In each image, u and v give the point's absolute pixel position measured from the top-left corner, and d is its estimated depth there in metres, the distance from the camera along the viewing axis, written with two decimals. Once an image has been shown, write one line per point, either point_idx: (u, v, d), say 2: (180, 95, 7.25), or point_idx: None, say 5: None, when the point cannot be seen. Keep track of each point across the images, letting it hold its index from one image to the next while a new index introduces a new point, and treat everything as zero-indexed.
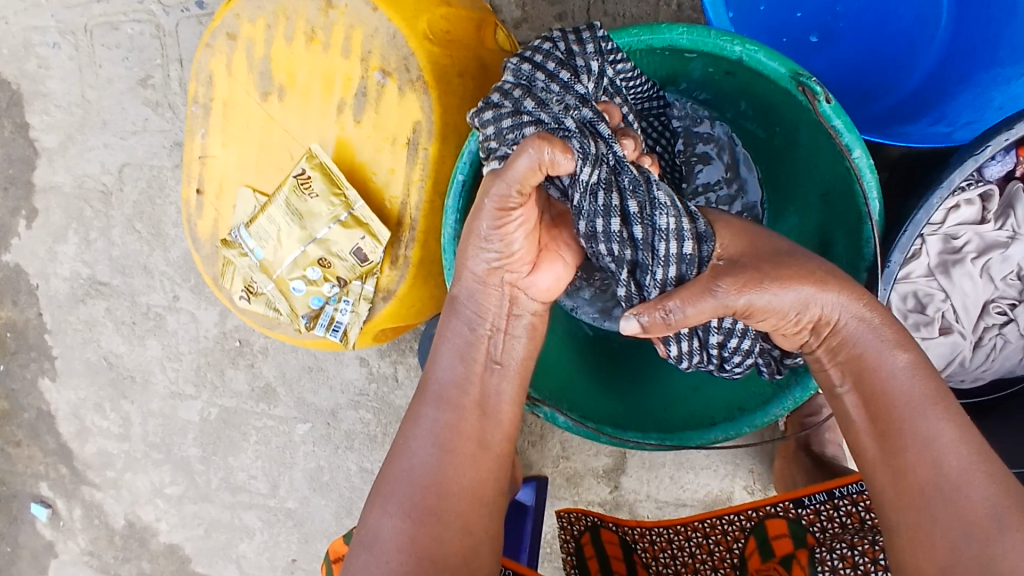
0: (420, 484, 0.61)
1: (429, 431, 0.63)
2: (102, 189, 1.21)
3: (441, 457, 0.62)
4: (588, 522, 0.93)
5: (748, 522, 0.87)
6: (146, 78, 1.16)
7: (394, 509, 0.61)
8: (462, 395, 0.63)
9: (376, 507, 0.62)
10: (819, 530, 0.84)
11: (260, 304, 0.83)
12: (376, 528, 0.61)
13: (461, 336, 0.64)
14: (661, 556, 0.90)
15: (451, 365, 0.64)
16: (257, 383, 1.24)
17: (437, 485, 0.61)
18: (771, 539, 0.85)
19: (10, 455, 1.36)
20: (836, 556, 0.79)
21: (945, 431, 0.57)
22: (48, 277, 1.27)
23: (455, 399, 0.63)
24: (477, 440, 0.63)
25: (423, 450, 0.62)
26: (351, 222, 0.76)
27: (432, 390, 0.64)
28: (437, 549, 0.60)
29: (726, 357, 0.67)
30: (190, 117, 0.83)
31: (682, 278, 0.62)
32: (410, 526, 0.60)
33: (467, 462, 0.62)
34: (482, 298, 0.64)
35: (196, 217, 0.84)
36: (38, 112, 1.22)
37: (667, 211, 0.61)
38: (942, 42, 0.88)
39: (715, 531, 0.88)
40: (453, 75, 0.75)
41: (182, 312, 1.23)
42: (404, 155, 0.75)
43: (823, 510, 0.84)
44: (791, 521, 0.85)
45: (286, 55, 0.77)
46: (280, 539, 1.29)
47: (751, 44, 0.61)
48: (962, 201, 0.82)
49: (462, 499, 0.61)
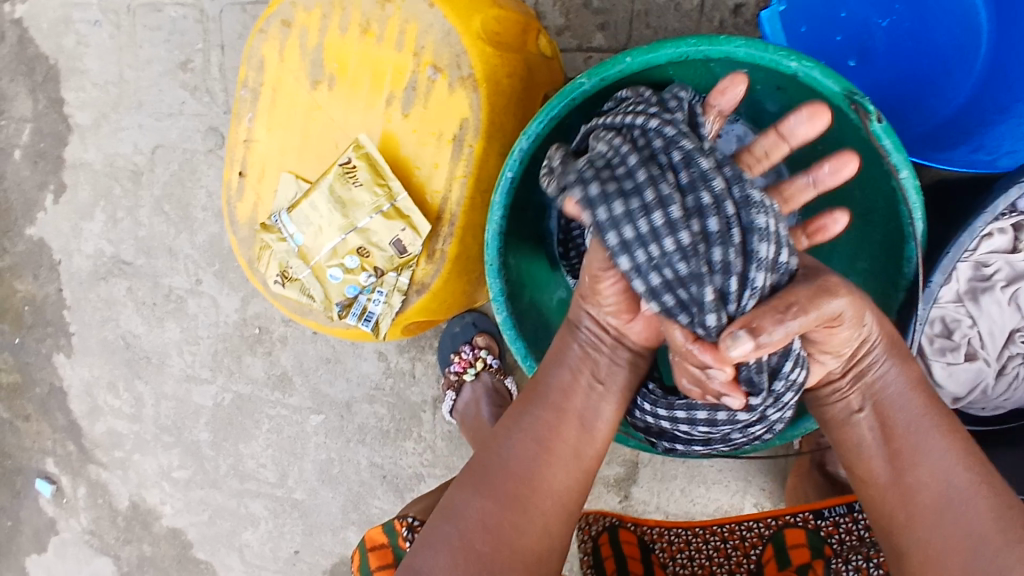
0: (514, 472, 0.62)
1: (529, 427, 0.64)
2: (132, 169, 1.22)
3: (538, 454, 0.63)
4: (607, 523, 0.92)
5: (766, 529, 0.88)
6: (186, 62, 1.17)
7: (482, 493, 0.62)
8: (566, 400, 0.66)
9: (461, 488, 0.63)
10: (836, 543, 0.84)
11: (293, 289, 0.83)
12: (462, 506, 0.62)
13: (573, 350, 0.67)
14: (678, 557, 0.89)
15: (559, 373, 0.67)
16: (273, 371, 1.24)
17: (530, 479, 0.62)
18: (789, 548, 0.86)
19: (19, 429, 1.35)
20: (852, 566, 0.80)
21: (950, 450, 0.59)
22: (71, 253, 1.27)
23: (561, 407, 0.65)
24: (573, 450, 0.65)
25: (520, 442, 0.64)
26: (393, 213, 0.76)
27: (540, 394, 0.66)
28: (519, 542, 0.60)
29: (777, 395, 0.60)
30: (237, 100, 0.83)
31: (778, 287, 0.55)
32: (499, 510, 0.61)
33: (562, 465, 0.64)
34: (593, 328, 0.67)
35: (236, 199, 0.85)
36: (74, 89, 1.22)
37: (763, 210, 0.55)
38: (979, 72, 0.90)
39: (732, 536, 0.89)
40: (502, 75, 0.76)
41: (203, 296, 1.24)
42: (448, 151, 0.76)
43: (841, 523, 0.85)
44: (808, 532, 0.86)
45: (339, 45, 0.78)
46: (284, 529, 1.29)
47: (807, 60, 0.62)
48: (995, 229, 0.83)
49: (548, 499, 0.63)
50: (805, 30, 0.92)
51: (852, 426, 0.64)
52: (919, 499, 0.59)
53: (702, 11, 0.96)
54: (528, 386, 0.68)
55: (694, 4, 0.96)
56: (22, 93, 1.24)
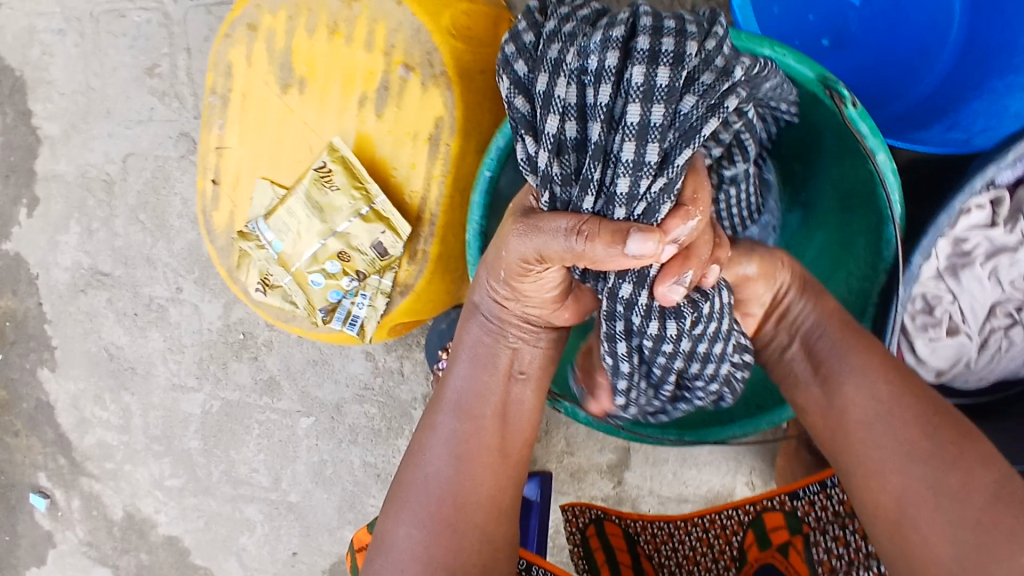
0: (439, 491, 0.62)
1: (444, 441, 0.63)
2: (105, 178, 1.20)
3: (460, 466, 0.62)
4: (592, 515, 0.92)
5: (746, 516, 0.85)
6: (153, 67, 1.14)
7: (410, 518, 0.62)
8: (483, 405, 0.64)
9: (393, 516, 0.63)
10: (813, 520, 0.80)
11: (276, 297, 0.83)
12: (395, 541, 0.62)
13: (476, 340, 0.65)
14: (662, 549, 0.89)
15: (465, 375, 0.65)
16: (260, 375, 1.23)
17: (453, 496, 0.62)
18: (769, 531, 0.83)
19: (7, 446, 1.34)
20: (830, 537, 0.78)
21: (869, 360, 0.60)
22: (49, 267, 1.25)
23: (474, 407, 0.64)
24: (496, 449, 0.64)
25: (441, 454, 0.63)
26: (372, 216, 0.76)
27: (448, 400, 0.65)
28: (455, 558, 0.60)
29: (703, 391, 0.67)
30: (206, 107, 0.82)
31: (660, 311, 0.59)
32: (428, 538, 0.61)
33: (486, 469, 0.63)
34: (483, 349, 0.64)
35: (211, 208, 0.84)
36: (42, 100, 1.20)
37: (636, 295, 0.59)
38: (953, 49, 0.89)
39: (714, 526, 0.87)
40: (475, 71, 0.75)
41: (185, 304, 1.22)
42: (424, 151, 0.75)
43: (817, 501, 0.80)
44: (787, 514, 0.83)
45: (308, 47, 0.77)
46: (281, 531, 1.29)
47: (780, 47, 0.61)
48: (973, 206, 0.82)
49: (478, 508, 0.62)
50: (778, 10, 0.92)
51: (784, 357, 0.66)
52: (848, 431, 0.59)
53: None
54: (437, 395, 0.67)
55: None
56: None
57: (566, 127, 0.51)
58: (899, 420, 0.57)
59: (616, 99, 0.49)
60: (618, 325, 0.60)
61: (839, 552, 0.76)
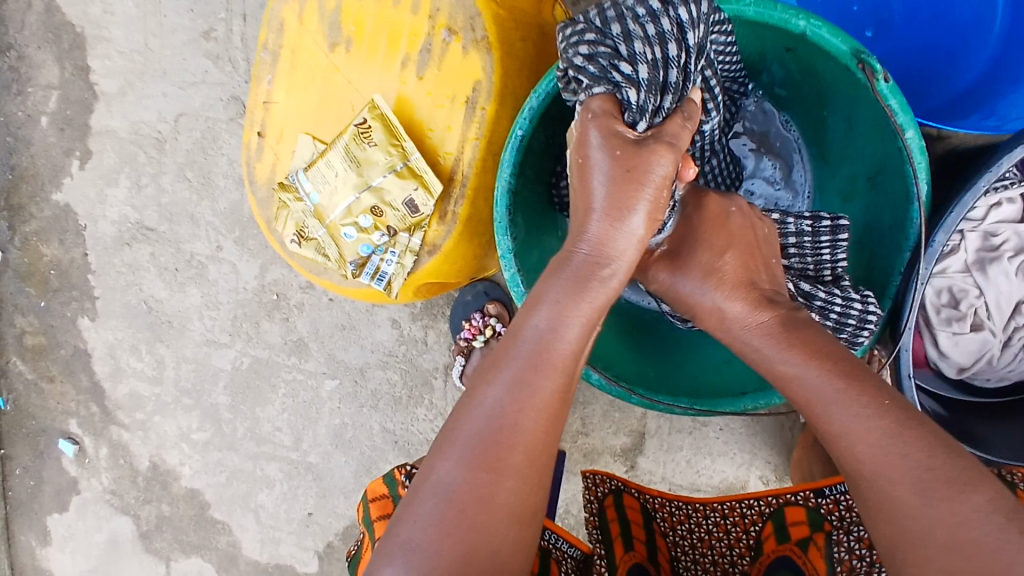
0: (499, 433, 0.52)
1: (514, 379, 0.53)
2: (156, 136, 1.25)
3: (529, 411, 0.53)
4: (612, 485, 0.90)
5: (766, 507, 0.85)
6: (209, 31, 1.19)
7: (463, 457, 0.52)
8: (561, 351, 0.55)
9: (439, 449, 0.54)
10: (836, 518, 0.79)
11: (310, 248, 0.86)
12: (439, 475, 0.53)
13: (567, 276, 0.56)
14: (678, 528, 0.89)
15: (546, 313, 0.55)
16: (290, 337, 1.27)
17: (511, 442, 0.52)
18: (788, 524, 0.82)
19: (43, 390, 1.40)
20: (853, 537, 0.76)
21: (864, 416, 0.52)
22: (97, 219, 1.31)
23: (555, 354, 0.54)
24: (566, 399, 0.55)
25: (509, 394, 0.53)
26: (406, 173, 0.78)
27: (528, 337, 0.54)
28: (513, 507, 0.53)
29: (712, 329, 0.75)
30: (257, 62, 0.85)
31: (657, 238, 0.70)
32: (474, 483, 0.52)
33: (549, 419, 0.54)
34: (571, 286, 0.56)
35: (255, 160, 0.88)
36: (101, 58, 1.25)
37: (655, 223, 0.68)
38: (996, 44, 0.88)
39: (732, 513, 0.86)
40: (516, 38, 0.77)
41: (223, 262, 1.27)
42: (461, 113, 0.78)
43: (842, 499, 0.79)
44: (809, 509, 0.81)
45: (357, 7, 0.80)
46: (299, 491, 1.32)
47: (815, 19, 0.63)
48: (1005, 199, 0.84)
49: (539, 459, 0.54)
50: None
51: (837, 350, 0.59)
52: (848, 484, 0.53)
53: None
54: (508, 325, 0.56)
55: None
56: (50, 61, 1.27)
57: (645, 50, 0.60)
58: (887, 480, 0.50)
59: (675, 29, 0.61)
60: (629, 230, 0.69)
61: (860, 553, 0.75)
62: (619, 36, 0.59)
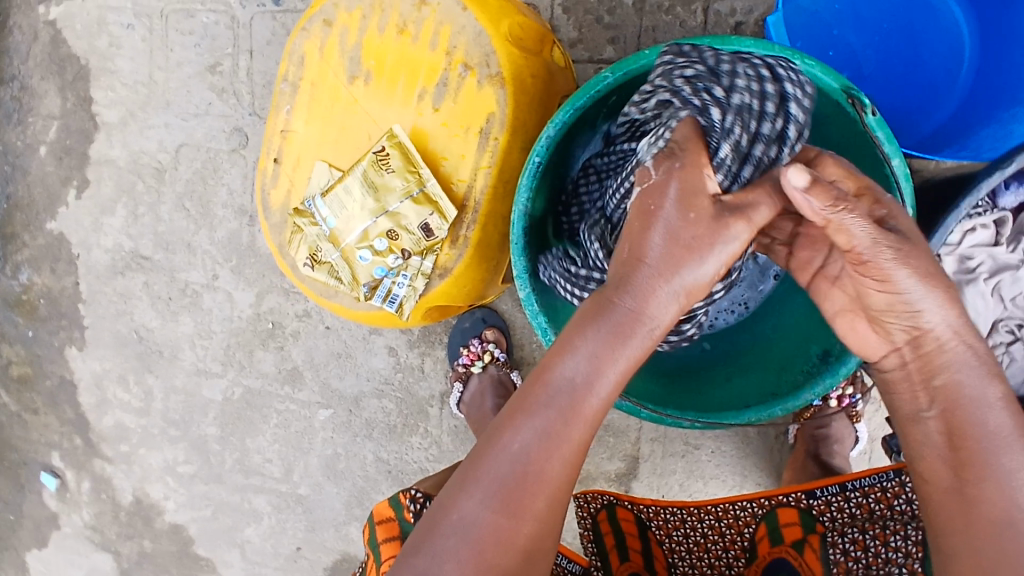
0: (520, 476, 0.53)
1: (541, 425, 0.53)
2: (156, 166, 1.26)
3: (554, 455, 0.53)
4: (604, 501, 0.90)
5: (759, 508, 0.85)
6: (215, 65, 1.22)
7: (484, 497, 0.53)
8: (594, 399, 0.54)
9: (460, 487, 0.54)
10: (828, 519, 0.81)
11: (323, 272, 0.89)
12: (459, 514, 0.53)
13: (608, 321, 0.54)
14: (674, 535, 0.88)
15: (581, 360, 0.54)
16: (284, 365, 1.28)
17: (532, 488, 0.53)
18: (781, 526, 0.83)
19: (25, 422, 1.37)
20: (848, 539, 0.77)
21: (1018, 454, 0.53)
22: (90, 247, 1.31)
23: (585, 406, 0.53)
24: (590, 443, 0.55)
25: (535, 438, 0.53)
26: (422, 199, 0.82)
27: (561, 383, 0.53)
28: (528, 545, 0.54)
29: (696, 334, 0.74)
30: (277, 93, 0.89)
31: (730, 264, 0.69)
32: (491, 527, 0.53)
33: (572, 465, 0.54)
34: (611, 335, 0.54)
35: (270, 185, 0.90)
36: (103, 88, 1.27)
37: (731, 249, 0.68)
38: (961, 87, 0.99)
39: (726, 516, 0.86)
40: (527, 76, 0.83)
41: (219, 290, 1.27)
42: (475, 143, 0.82)
43: (834, 501, 0.81)
44: (801, 511, 0.83)
45: (377, 43, 0.84)
46: (288, 525, 1.31)
47: (809, 59, 0.69)
48: (978, 225, 0.86)
49: (558, 501, 0.55)
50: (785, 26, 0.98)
51: (919, 423, 0.58)
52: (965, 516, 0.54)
53: (706, 29, 1.03)
54: (541, 364, 0.55)
55: (699, 22, 1.03)
56: (51, 90, 1.28)
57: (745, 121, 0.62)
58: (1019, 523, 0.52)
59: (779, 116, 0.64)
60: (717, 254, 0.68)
61: (856, 554, 0.76)
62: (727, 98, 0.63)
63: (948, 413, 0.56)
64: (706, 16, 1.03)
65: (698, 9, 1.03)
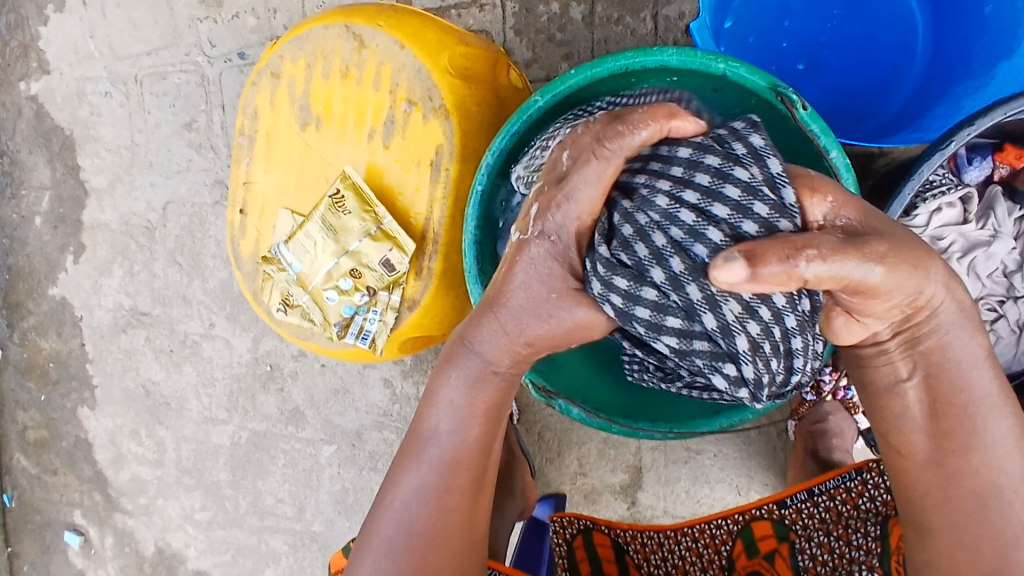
0: (410, 532, 0.65)
1: (420, 484, 0.66)
2: (146, 226, 1.31)
3: (431, 505, 0.66)
4: (580, 525, 0.92)
5: (735, 525, 0.89)
6: (191, 123, 1.26)
7: (385, 556, 0.66)
8: (461, 451, 0.65)
9: (368, 549, 0.67)
10: (800, 527, 0.86)
11: (296, 315, 0.90)
12: (367, 569, 0.66)
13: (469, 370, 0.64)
14: (652, 559, 0.90)
15: (448, 420, 0.65)
16: (286, 406, 1.30)
17: (431, 540, 0.65)
18: (757, 539, 0.87)
19: (47, 484, 1.41)
20: (815, 543, 0.83)
21: (996, 431, 0.60)
22: (92, 309, 1.35)
23: (454, 459, 0.65)
24: (470, 487, 0.67)
25: (420, 495, 0.66)
26: (380, 235, 0.83)
27: (432, 444, 0.66)
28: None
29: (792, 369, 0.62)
30: (236, 147, 0.91)
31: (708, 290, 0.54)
32: None
33: (460, 510, 0.66)
34: (469, 390, 0.65)
35: (239, 237, 0.93)
36: (90, 156, 1.32)
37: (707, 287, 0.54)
38: (921, 64, 0.98)
39: (704, 536, 0.89)
40: (471, 104, 0.84)
41: (217, 338, 1.30)
42: (427, 175, 0.83)
43: (804, 509, 0.86)
44: (775, 522, 0.87)
45: (323, 89, 0.86)
46: (305, 563, 1.33)
47: (733, 61, 0.70)
48: (944, 204, 0.89)
49: (453, 541, 0.66)
50: (730, 25, 0.99)
51: (897, 395, 0.64)
52: (950, 494, 0.61)
53: (657, 35, 1.04)
54: (417, 427, 0.67)
55: (649, 29, 1.04)
56: (40, 163, 1.34)
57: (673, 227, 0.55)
58: (1006, 495, 0.60)
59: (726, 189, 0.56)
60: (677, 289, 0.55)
61: (824, 557, 0.81)
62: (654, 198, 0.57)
63: (932, 380, 0.61)
64: (655, 22, 1.04)
65: (647, 17, 1.04)
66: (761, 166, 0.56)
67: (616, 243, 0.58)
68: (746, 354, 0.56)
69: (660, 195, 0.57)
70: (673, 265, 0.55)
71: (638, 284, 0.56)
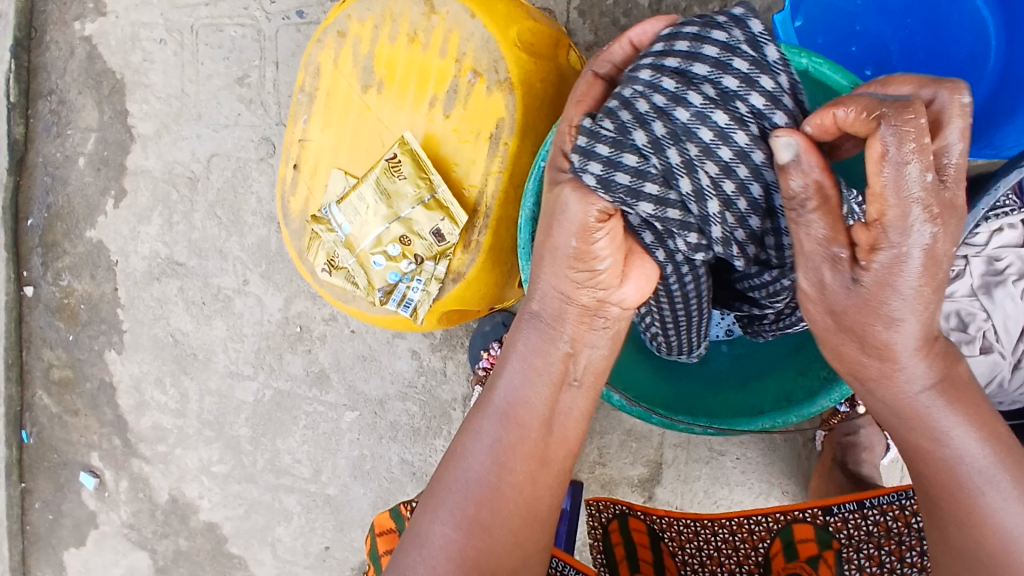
0: (468, 494, 0.65)
1: (480, 446, 0.66)
2: (189, 176, 1.31)
3: (493, 471, 0.65)
4: (616, 510, 0.93)
5: (775, 524, 0.88)
6: (243, 78, 1.26)
7: (442, 518, 0.65)
8: (519, 416, 0.66)
9: (426, 513, 0.67)
10: (844, 536, 0.85)
11: (339, 277, 0.91)
12: (428, 534, 0.66)
13: (530, 336, 0.68)
14: (687, 547, 0.91)
15: (514, 378, 0.68)
16: (312, 368, 1.31)
17: (487, 501, 0.65)
18: (797, 541, 0.87)
19: (67, 423, 1.43)
20: (862, 555, 0.83)
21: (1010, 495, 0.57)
22: (128, 255, 1.36)
23: (513, 415, 0.66)
24: (535, 457, 0.66)
25: (479, 457, 0.66)
26: (433, 204, 0.83)
27: (495, 405, 0.67)
28: (489, 560, 0.64)
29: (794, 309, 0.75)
30: (294, 103, 0.91)
31: (704, 194, 0.60)
32: (457, 542, 0.64)
33: (525, 477, 0.66)
34: (539, 345, 0.68)
35: (289, 194, 0.93)
36: (139, 102, 1.32)
37: (716, 195, 0.60)
38: (991, 79, 0.96)
39: (742, 530, 0.89)
40: (536, 80, 0.83)
41: (250, 295, 1.31)
42: (485, 148, 0.83)
43: (851, 519, 0.85)
44: (817, 528, 0.86)
45: (389, 53, 0.86)
46: (316, 524, 1.34)
47: (816, 57, 0.70)
48: (1005, 224, 0.89)
49: (514, 517, 0.66)
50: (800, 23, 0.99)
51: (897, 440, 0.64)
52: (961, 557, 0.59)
53: None
54: (481, 400, 0.69)
55: None
56: (89, 104, 1.34)
57: (688, 125, 0.58)
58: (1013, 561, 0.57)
59: (749, 112, 0.59)
60: (670, 193, 0.60)
61: (871, 570, 0.82)
62: (670, 97, 0.58)
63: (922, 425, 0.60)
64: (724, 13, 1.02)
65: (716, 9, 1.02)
66: (768, 75, 0.59)
67: (600, 115, 0.61)
68: (718, 214, 0.61)
69: (643, 70, 0.60)
70: (656, 129, 0.58)
71: (619, 151, 0.59)
